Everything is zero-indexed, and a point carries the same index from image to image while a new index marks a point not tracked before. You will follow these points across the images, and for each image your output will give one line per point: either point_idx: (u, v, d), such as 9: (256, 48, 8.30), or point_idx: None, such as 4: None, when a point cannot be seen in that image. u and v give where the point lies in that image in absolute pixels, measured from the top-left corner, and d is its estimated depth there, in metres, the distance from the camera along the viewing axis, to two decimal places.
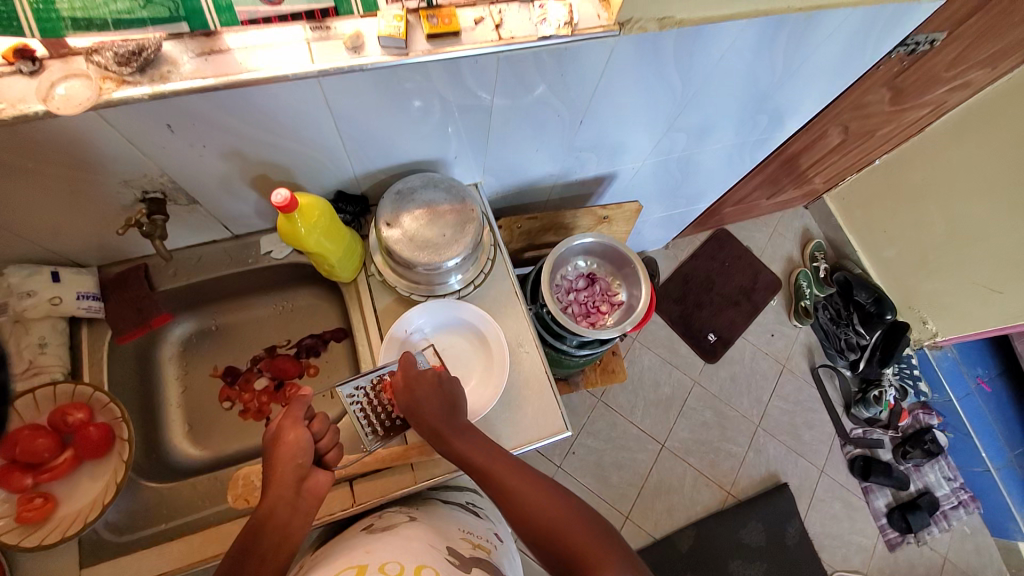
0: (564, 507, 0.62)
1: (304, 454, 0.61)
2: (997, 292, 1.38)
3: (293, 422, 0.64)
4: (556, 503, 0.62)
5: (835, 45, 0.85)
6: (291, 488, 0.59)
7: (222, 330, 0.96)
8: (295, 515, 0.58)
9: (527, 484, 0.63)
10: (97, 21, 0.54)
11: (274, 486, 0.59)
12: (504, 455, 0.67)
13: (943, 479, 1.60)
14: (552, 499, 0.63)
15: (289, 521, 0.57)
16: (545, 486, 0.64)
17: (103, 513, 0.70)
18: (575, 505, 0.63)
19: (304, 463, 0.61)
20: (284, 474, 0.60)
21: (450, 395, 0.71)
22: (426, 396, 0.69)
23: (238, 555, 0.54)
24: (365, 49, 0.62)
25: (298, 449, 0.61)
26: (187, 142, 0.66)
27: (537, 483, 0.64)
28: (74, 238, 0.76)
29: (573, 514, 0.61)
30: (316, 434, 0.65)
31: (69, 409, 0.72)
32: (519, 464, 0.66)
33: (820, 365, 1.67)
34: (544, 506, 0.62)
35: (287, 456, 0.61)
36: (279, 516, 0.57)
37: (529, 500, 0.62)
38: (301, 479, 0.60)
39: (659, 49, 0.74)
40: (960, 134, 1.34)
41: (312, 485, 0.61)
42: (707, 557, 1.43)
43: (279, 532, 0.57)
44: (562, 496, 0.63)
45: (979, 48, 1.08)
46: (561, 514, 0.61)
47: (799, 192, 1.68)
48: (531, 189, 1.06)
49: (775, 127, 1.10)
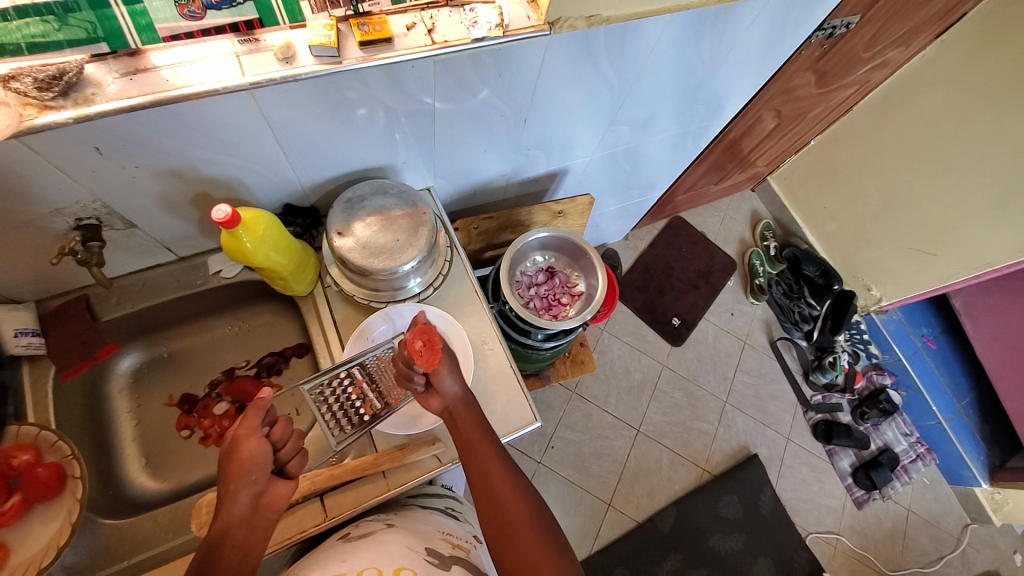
0: (531, 519, 0.65)
1: (259, 469, 0.60)
2: (931, 254, 1.48)
3: (248, 432, 0.62)
4: (525, 512, 0.65)
5: (758, 31, 0.90)
6: (248, 504, 0.59)
7: (176, 356, 0.93)
8: (253, 531, 0.58)
9: (506, 487, 0.67)
10: (9, 45, 0.52)
11: (227, 503, 0.58)
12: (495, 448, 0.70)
13: (900, 435, 1.70)
14: (525, 509, 0.66)
15: (248, 538, 0.57)
16: (519, 493, 0.67)
17: (59, 556, 0.67)
18: (541, 515, 0.66)
19: (258, 479, 0.60)
20: (239, 491, 0.59)
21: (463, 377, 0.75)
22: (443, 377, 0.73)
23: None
24: (297, 59, 0.61)
25: (253, 463, 0.60)
26: (119, 164, 0.64)
27: (515, 491, 0.67)
28: (5, 274, 0.73)
29: (535, 528, 0.64)
30: (278, 441, 0.65)
31: (13, 451, 0.69)
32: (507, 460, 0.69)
33: (777, 338, 1.75)
34: (514, 513, 0.65)
35: (241, 471, 0.60)
36: (237, 534, 0.57)
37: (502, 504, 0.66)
38: (257, 494, 0.60)
39: (592, 45, 0.76)
40: (887, 110, 1.43)
41: (270, 499, 0.60)
42: (689, 535, 1.47)
43: (239, 549, 0.56)
44: (532, 506, 0.67)
45: (889, 30, 1.17)
46: (528, 524, 0.64)
47: (745, 175, 1.75)
48: (485, 190, 1.08)
49: (713, 113, 1.15)
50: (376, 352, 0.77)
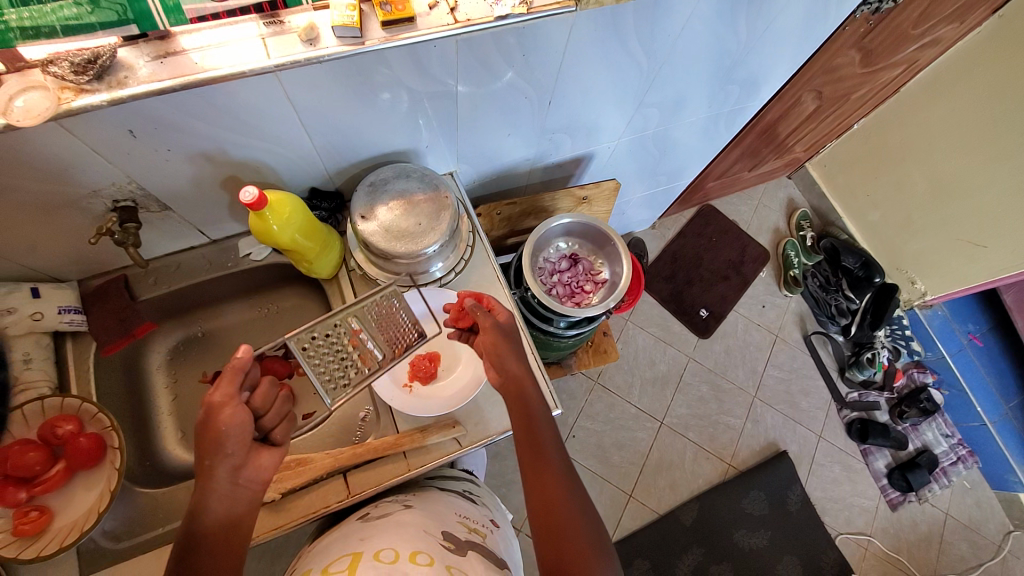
0: (582, 516, 0.60)
1: (236, 443, 0.57)
2: (981, 246, 1.39)
3: (223, 401, 0.57)
4: (576, 508, 0.61)
5: (799, 6, 0.85)
6: (229, 478, 0.57)
7: (208, 336, 0.97)
8: (238, 504, 0.58)
9: (559, 481, 0.62)
10: (44, 28, 0.52)
11: (206, 477, 0.56)
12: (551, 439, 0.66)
13: (940, 436, 1.62)
14: (576, 506, 0.61)
15: (234, 511, 0.57)
16: (572, 489, 0.62)
17: (99, 521, 0.71)
18: (590, 517, 0.61)
19: (236, 453, 0.57)
20: (217, 464, 0.57)
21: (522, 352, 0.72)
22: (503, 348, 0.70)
23: (181, 553, 0.53)
24: (321, 40, 0.61)
25: (229, 438, 0.57)
26: (152, 147, 0.66)
27: (569, 486, 0.62)
28: (50, 254, 0.77)
29: (585, 526, 0.59)
30: (258, 408, 0.61)
31: (58, 421, 0.73)
32: (562, 454, 0.65)
33: (812, 332, 1.68)
34: (565, 508, 0.60)
35: (216, 446, 0.56)
36: (221, 509, 0.56)
37: (554, 496, 0.61)
38: (237, 466, 0.58)
39: (619, 22, 0.73)
40: (939, 90, 1.34)
41: (254, 470, 0.59)
42: (712, 530, 1.44)
43: (224, 524, 0.56)
44: (583, 505, 0.61)
45: (944, 4, 1.09)
46: (578, 522, 0.59)
47: (782, 162, 1.68)
48: (509, 175, 1.07)
49: (748, 95, 1.10)
50: (369, 301, 0.67)
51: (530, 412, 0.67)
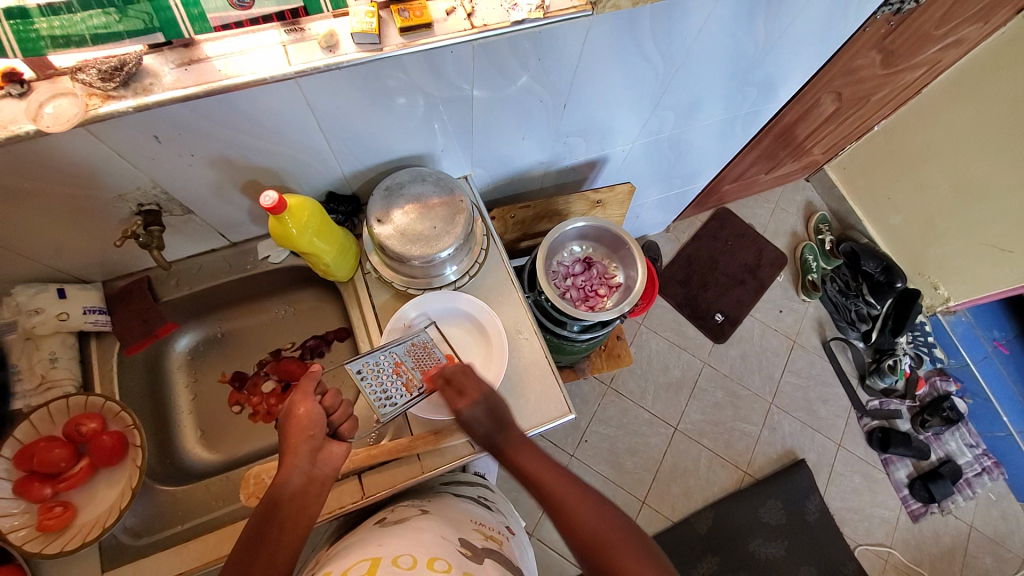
0: (613, 522, 0.61)
1: (316, 427, 0.64)
2: (1009, 252, 1.36)
3: (303, 396, 0.66)
4: (603, 515, 0.61)
5: (818, 9, 0.84)
6: (306, 458, 0.62)
7: (228, 337, 0.99)
8: (311, 485, 0.61)
9: (574, 496, 0.63)
10: (75, 38, 0.53)
11: (289, 456, 0.62)
12: (555, 467, 0.66)
13: (964, 446, 1.57)
14: (604, 514, 0.61)
15: (306, 492, 0.60)
16: (592, 499, 0.63)
17: (120, 518, 0.72)
18: (619, 518, 0.62)
19: (316, 436, 0.64)
20: (299, 444, 0.63)
21: (497, 407, 0.69)
22: (474, 414, 0.67)
23: (259, 524, 0.56)
24: (340, 47, 0.62)
25: (309, 421, 0.64)
26: (176, 152, 0.68)
27: (589, 499, 0.63)
28: (76, 256, 0.79)
29: (618, 530, 0.60)
30: (329, 408, 0.68)
31: (83, 419, 0.75)
32: (571, 476, 0.65)
33: (831, 338, 1.65)
34: (594, 522, 0.60)
35: (299, 429, 0.64)
36: (296, 487, 0.60)
37: (581, 517, 0.61)
38: (315, 450, 0.63)
39: (636, 26, 0.73)
40: (962, 92, 1.31)
41: (327, 456, 0.63)
42: (727, 538, 1.42)
43: (296, 502, 0.59)
44: (608, 509, 0.62)
45: (969, 3, 1.06)
46: (611, 528, 0.60)
47: (800, 164, 1.65)
48: (523, 178, 1.07)
49: (765, 98, 1.09)
50: (410, 338, 0.74)
51: (527, 452, 0.67)
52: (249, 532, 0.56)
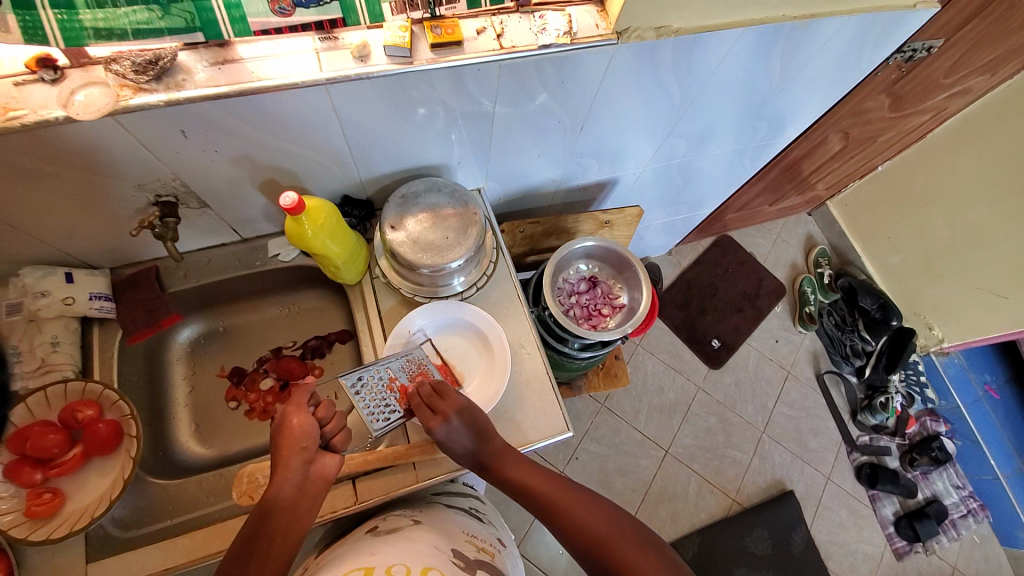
0: (617, 524, 0.62)
1: (309, 439, 0.64)
2: (1004, 298, 1.38)
3: (296, 407, 0.66)
4: (604, 516, 0.63)
5: (834, 51, 0.86)
6: (298, 470, 0.62)
7: (230, 331, 0.99)
8: (302, 498, 0.61)
9: (576, 503, 0.64)
10: (117, 31, 0.54)
11: (281, 469, 0.62)
12: (553, 478, 0.67)
13: (951, 487, 1.58)
14: (604, 514, 0.63)
15: (297, 504, 0.60)
16: (594, 502, 0.64)
17: (109, 509, 0.71)
18: (618, 516, 0.63)
19: (308, 448, 0.64)
20: (291, 458, 0.63)
21: (475, 420, 0.68)
22: (449, 431, 0.67)
23: (248, 537, 0.56)
24: (371, 58, 0.64)
25: (303, 433, 0.64)
26: (201, 147, 0.68)
27: (586, 501, 0.64)
28: (87, 241, 0.79)
29: (619, 527, 0.62)
30: (322, 419, 0.67)
31: (79, 406, 0.74)
32: (571, 485, 0.66)
33: (825, 371, 1.67)
34: (595, 522, 0.62)
35: (291, 440, 0.63)
36: (287, 500, 0.60)
37: (580, 518, 0.63)
38: (308, 462, 0.63)
39: (657, 56, 0.75)
40: (963, 139, 1.35)
41: (318, 469, 0.63)
42: (713, 566, 1.41)
43: (287, 515, 0.59)
44: (608, 509, 0.64)
45: (978, 56, 1.10)
46: (623, 537, 0.60)
47: (802, 198, 1.68)
48: (534, 194, 1.08)
49: (776, 132, 1.11)
50: (406, 354, 0.75)
51: (517, 462, 0.68)
52: (235, 547, 0.56)
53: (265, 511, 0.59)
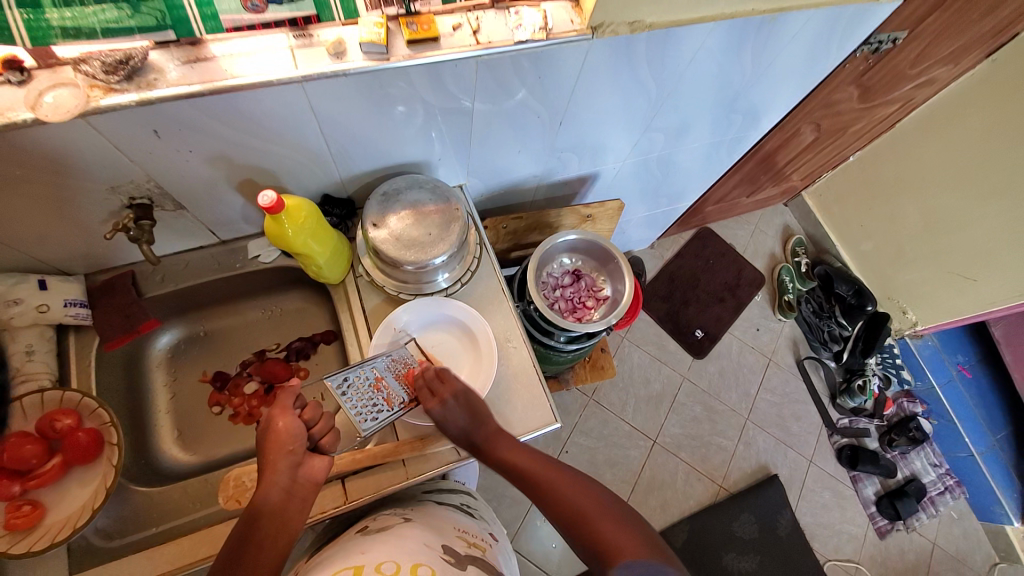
0: (601, 503, 0.63)
1: (296, 441, 0.63)
2: (971, 280, 1.44)
3: (282, 410, 0.65)
4: (589, 495, 0.64)
5: (803, 44, 0.89)
6: (287, 473, 0.61)
7: (211, 335, 0.97)
8: (291, 501, 0.60)
9: (563, 481, 0.65)
10: (86, 30, 0.54)
11: (269, 473, 0.61)
12: (541, 458, 0.68)
13: (928, 465, 1.63)
14: (591, 494, 0.64)
15: (286, 508, 0.60)
16: (580, 481, 0.65)
17: (92, 518, 0.70)
18: (604, 496, 0.64)
19: (296, 450, 0.63)
20: (278, 462, 0.62)
21: (471, 401, 0.71)
22: (446, 411, 0.69)
23: (236, 543, 0.56)
24: (347, 55, 0.64)
25: (289, 436, 0.63)
26: (175, 148, 0.67)
27: (573, 479, 0.65)
28: (59, 247, 0.77)
29: (604, 506, 0.63)
30: (309, 421, 0.67)
31: (58, 415, 0.72)
32: (558, 464, 0.67)
33: (805, 357, 1.71)
34: (580, 501, 0.63)
35: (277, 444, 0.63)
36: (276, 504, 0.59)
37: (568, 497, 0.63)
38: (296, 465, 0.63)
39: (632, 51, 0.76)
40: (931, 128, 1.39)
41: (307, 471, 0.63)
42: (703, 553, 1.44)
43: (276, 519, 0.58)
44: (594, 488, 0.65)
45: (940, 47, 1.14)
46: (607, 515, 0.61)
47: (778, 189, 1.72)
48: (515, 190, 1.09)
49: (751, 124, 1.13)
50: (391, 353, 0.75)
51: (506, 442, 0.70)
52: (224, 553, 0.55)
53: (253, 517, 0.58)
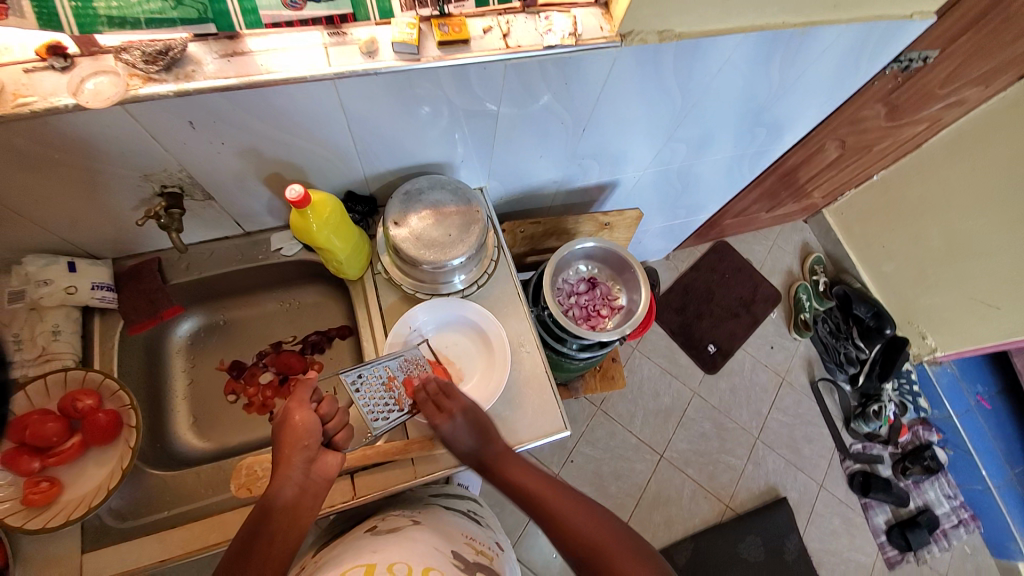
0: (610, 530, 0.63)
1: (311, 437, 0.64)
2: (994, 308, 1.41)
3: (298, 404, 0.66)
4: (598, 523, 0.64)
5: (831, 59, 0.88)
6: (300, 469, 0.62)
7: (229, 326, 0.99)
8: (304, 496, 0.61)
9: (570, 507, 0.65)
10: (130, 19, 0.55)
11: (283, 466, 0.62)
12: (548, 481, 0.68)
13: (943, 497, 1.59)
14: (599, 522, 0.64)
15: (299, 503, 0.60)
16: (588, 507, 0.65)
17: (107, 498, 0.71)
18: (610, 522, 0.64)
19: (311, 445, 0.63)
20: (294, 456, 0.62)
21: (479, 420, 0.70)
22: (454, 428, 0.69)
23: (248, 537, 0.57)
24: (379, 54, 0.65)
25: (305, 430, 0.64)
26: (207, 139, 0.69)
27: (581, 506, 0.65)
28: (90, 231, 0.79)
29: (613, 534, 0.62)
30: (324, 416, 0.68)
31: (79, 395, 0.74)
32: (566, 488, 0.68)
33: (819, 377, 1.68)
34: (589, 528, 0.63)
35: (293, 437, 0.63)
36: (289, 499, 0.60)
37: (575, 523, 0.63)
38: (309, 461, 0.63)
39: (659, 60, 0.76)
40: (958, 149, 1.37)
41: (320, 467, 0.63)
42: (706, 572, 1.42)
43: (288, 514, 0.59)
44: (602, 515, 0.65)
45: (971, 67, 1.12)
46: (616, 544, 0.61)
47: (799, 206, 1.71)
48: (534, 195, 1.09)
49: (774, 138, 1.13)
50: (402, 354, 0.75)
51: (514, 463, 0.70)
52: (237, 544, 0.57)
53: (265, 510, 0.59)
